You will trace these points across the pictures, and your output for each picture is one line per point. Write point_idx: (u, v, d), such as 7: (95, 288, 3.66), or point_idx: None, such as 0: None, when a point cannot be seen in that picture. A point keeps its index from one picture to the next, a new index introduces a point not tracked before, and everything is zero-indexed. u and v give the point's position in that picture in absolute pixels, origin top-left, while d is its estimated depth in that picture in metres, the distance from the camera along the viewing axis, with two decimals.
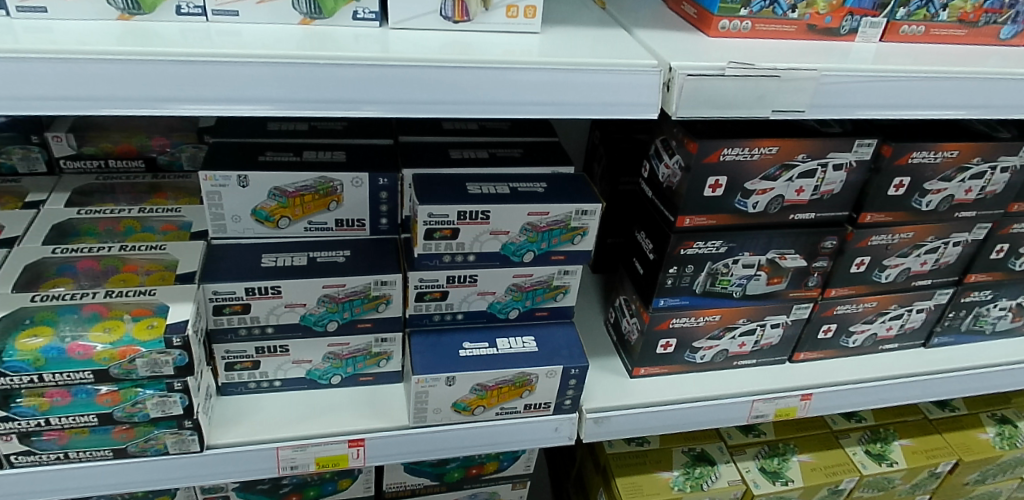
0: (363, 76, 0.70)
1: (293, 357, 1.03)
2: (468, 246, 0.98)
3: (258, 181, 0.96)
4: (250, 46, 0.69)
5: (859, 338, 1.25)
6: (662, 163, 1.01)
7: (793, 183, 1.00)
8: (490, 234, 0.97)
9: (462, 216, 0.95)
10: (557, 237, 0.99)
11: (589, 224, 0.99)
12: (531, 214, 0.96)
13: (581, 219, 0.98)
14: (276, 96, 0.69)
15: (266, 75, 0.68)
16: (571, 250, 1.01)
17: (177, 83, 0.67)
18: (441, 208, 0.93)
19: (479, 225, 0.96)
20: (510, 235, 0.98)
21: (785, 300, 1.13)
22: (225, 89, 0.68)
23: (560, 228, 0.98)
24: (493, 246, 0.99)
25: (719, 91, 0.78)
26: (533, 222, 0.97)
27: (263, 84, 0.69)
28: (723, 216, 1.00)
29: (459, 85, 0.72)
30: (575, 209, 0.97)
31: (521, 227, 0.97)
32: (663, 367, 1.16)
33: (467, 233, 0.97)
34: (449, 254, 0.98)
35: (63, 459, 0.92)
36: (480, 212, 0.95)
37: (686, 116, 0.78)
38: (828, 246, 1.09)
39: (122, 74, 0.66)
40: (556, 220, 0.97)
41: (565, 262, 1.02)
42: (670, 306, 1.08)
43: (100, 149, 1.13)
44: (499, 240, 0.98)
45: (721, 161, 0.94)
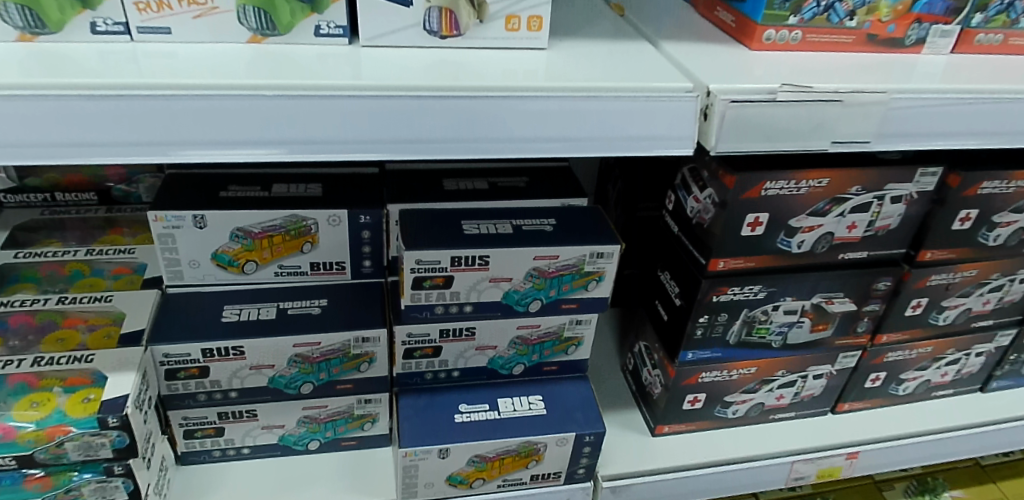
0: (324, 110, 0.55)
1: (262, 423, 0.89)
2: (464, 295, 0.83)
3: (218, 221, 0.82)
4: (182, 74, 0.55)
5: (910, 386, 1.10)
6: (691, 196, 0.86)
7: (845, 219, 0.85)
8: (489, 282, 0.83)
9: (457, 262, 0.80)
10: (568, 284, 0.85)
11: (606, 268, 0.85)
12: (537, 257, 0.82)
13: (596, 263, 0.84)
14: (214, 137, 0.55)
15: (201, 111, 0.54)
16: (585, 298, 0.87)
17: (81, 125, 0.52)
18: (432, 254, 0.79)
19: (476, 272, 0.82)
20: (512, 282, 0.83)
21: (829, 348, 0.99)
22: (149, 129, 0.54)
23: (571, 273, 0.84)
24: (493, 295, 0.84)
25: (768, 119, 0.64)
26: (539, 267, 0.83)
27: (196, 122, 0.54)
28: (763, 257, 0.85)
29: (443, 114, 0.57)
30: (589, 251, 0.82)
31: (525, 273, 0.83)
32: (690, 424, 1.02)
33: (462, 281, 0.82)
34: (441, 305, 0.83)
35: None
36: (478, 258, 0.81)
37: (728, 150, 0.64)
38: (882, 287, 0.94)
39: (12, 115, 0.51)
40: (568, 265, 0.83)
41: (578, 311, 0.88)
42: (699, 359, 0.94)
43: (44, 181, 1.01)
44: (500, 288, 0.84)
45: (763, 196, 0.79)
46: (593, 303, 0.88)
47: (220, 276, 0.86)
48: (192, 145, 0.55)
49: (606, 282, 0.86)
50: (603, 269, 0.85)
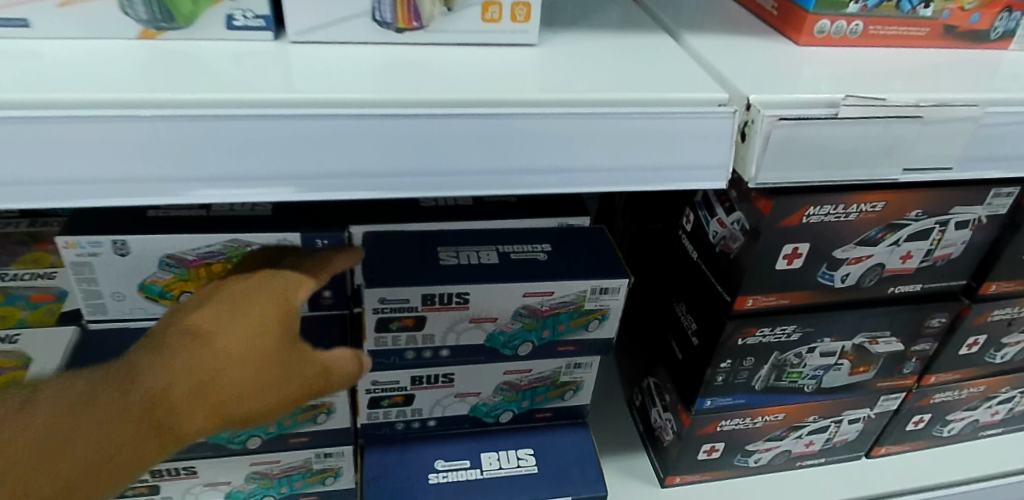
0: (232, 139, 0.43)
1: (204, 480, 0.76)
2: (439, 338, 0.69)
3: (142, 246, 0.67)
4: (41, 85, 0.42)
5: (956, 427, 0.97)
6: (714, 218, 0.71)
7: (899, 248, 0.70)
8: (469, 321, 0.69)
9: (428, 299, 0.66)
10: (565, 324, 0.71)
11: (612, 306, 0.71)
12: (527, 294, 0.68)
13: (599, 300, 0.70)
14: (88, 170, 0.42)
15: (64, 136, 0.41)
16: (585, 339, 0.73)
17: None
18: (398, 290, 0.65)
19: (453, 312, 0.68)
20: (498, 322, 0.69)
21: (870, 391, 0.85)
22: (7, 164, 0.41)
23: (569, 312, 0.70)
24: (475, 338, 0.70)
25: (823, 142, 0.49)
26: (529, 304, 0.69)
27: (59, 153, 0.41)
28: (800, 294, 0.71)
29: (420, 137, 0.45)
30: (590, 285, 0.69)
31: (513, 312, 0.69)
32: (705, 473, 0.89)
33: (436, 321, 0.68)
34: (413, 349, 0.70)
35: None
36: (455, 295, 0.67)
37: (771, 182, 0.50)
38: (935, 324, 0.80)
39: None
40: (565, 302, 0.69)
41: (576, 354, 0.74)
42: (718, 407, 0.80)
43: None
44: (483, 329, 0.70)
45: (805, 223, 0.65)
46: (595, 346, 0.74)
47: (149, 311, 0.72)
48: (65, 181, 0.42)
49: (610, 321, 0.72)
50: (607, 307, 0.71)
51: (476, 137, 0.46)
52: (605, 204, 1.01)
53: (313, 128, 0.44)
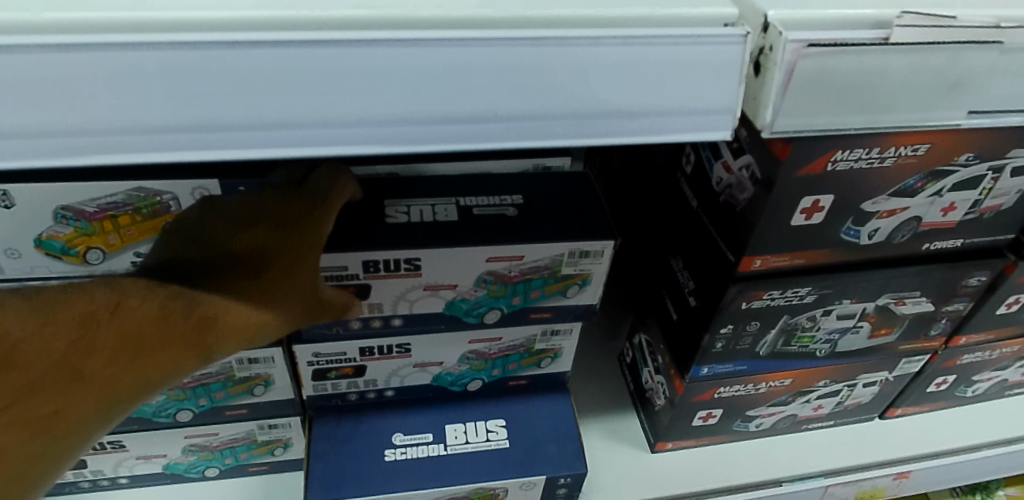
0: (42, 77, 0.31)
1: (136, 453, 0.68)
2: (390, 307, 0.59)
3: (28, 197, 0.57)
4: None
5: (982, 387, 0.87)
6: (718, 162, 0.59)
7: (940, 199, 0.58)
8: (424, 290, 0.58)
9: (370, 268, 0.56)
10: (539, 291, 0.61)
11: (595, 270, 0.60)
12: (491, 260, 0.57)
13: (579, 265, 0.59)
14: None
15: None
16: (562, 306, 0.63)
17: None
18: (330, 258, 0.54)
19: (403, 279, 0.57)
20: (459, 290, 0.59)
21: (890, 354, 0.75)
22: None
23: (543, 279, 0.60)
24: (431, 306, 0.60)
25: (865, 75, 0.37)
26: (495, 271, 0.58)
27: None
28: (818, 252, 0.60)
29: (306, 74, 0.33)
30: (567, 249, 0.58)
31: (476, 279, 0.58)
32: (701, 439, 0.80)
33: (383, 290, 0.58)
34: (359, 319, 0.60)
35: None
36: (403, 261, 0.56)
37: (789, 129, 0.38)
38: (973, 283, 0.69)
39: None
40: (538, 268, 0.59)
41: (553, 320, 0.64)
42: (717, 374, 0.70)
43: None
44: (441, 298, 0.59)
45: (829, 172, 0.53)
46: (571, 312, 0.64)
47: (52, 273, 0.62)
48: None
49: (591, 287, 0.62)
50: (589, 273, 0.60)
51: (395, 74, 0.34)
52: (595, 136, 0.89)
53: (141, 63, 0.32)
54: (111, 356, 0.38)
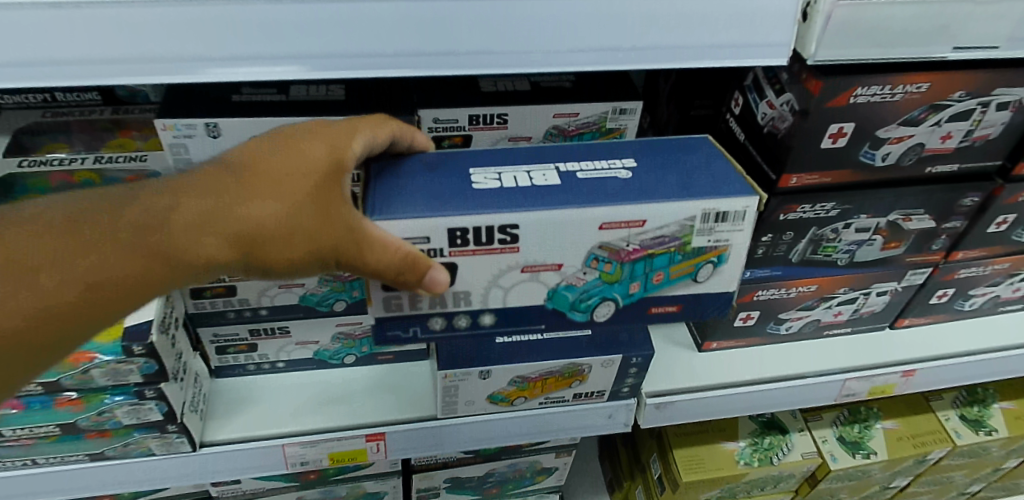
0: None
1: (296, 339, 0.86)
2: (484, 293, 0.64)
3: (232, 129, 0.73)
4: None
5: (978, 302, 1.03)
6: (763, 100, 0.75)
7: (940, 128, 0.74)
8: (522, 272, 0.64)
9: (454, 243, 0.60)
10: (663, 272, 0.65)
11: (723, 236, 0.64)
12: (605, 227, 0.61)
13: (715, 234, 0.64)
14: (252, 51, 0.52)
15: (215, 19, 0.51)
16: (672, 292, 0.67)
17: (108, 39, 0.50)
18: (409, 230, 0.58)
19: (500, 255, 0.62)
20: (562, 271, 0.64)
21: (899, 266, 0.91)
22: (155, 43, 0.51)
23: (667, 254, 0.64)
24: (537, 289, 0.65)
25: (882, 21, 0.53)
26: (611, 244, 0.63)
27: (214, 34, 0.51)
28: (843, 172, 0.76)
29: None
30: (700, 211, 0.62)
31: (586, 260, 0.64)
32: (740, 340, 0.98)
33: (470, 270, 0.62)
34: (456, 303, 0.65)
35: (31, 464, 0.79)
36: (491, 236, 0.60)
37: (829, 58, 0.55)
38: (968, 203, 0.85)
39: (31, 26, 0.49)
40: (661, 240, 0.63)
41: (679, 315, 0.69)
42: (757, 278, 0.87)
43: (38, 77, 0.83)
44: (542, 284, 0.65)
45: (852, 103, 0.69)
46: (706, 295, 0.69)
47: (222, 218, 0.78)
48: (208, 59, 0.52)
49: (730, 262, 0.67)
50: (729, 246, 0.65)
51: None
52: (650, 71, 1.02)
53: None
54: (45, 275, 0.51)
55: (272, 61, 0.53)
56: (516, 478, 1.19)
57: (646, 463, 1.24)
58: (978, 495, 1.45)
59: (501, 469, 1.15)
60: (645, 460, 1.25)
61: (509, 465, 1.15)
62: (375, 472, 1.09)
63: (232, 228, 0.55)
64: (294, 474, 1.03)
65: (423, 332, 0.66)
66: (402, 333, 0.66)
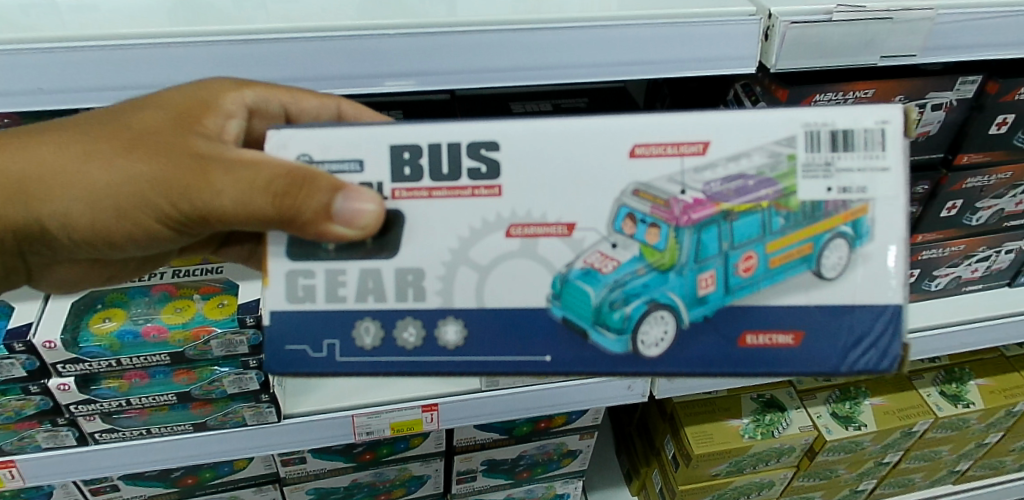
0: (427, 45, 0.67)
1: None
2: (446, 270, 0.61)
3: None
4: (290, 16, 0.66)
5: (943, 282, 1.19)
6: (743, 110, 0.93)
7: None
8: (508, 238, 0.61)
9: (399, 175, 0.60)
10: (755, 250, 0.61)
11: (836, 177, 0.60)
12: (639, 149, 0.60)
13: (836, 174, 0.60)
14: (344, 71, 0.67)
15: (304, 50, 0.65)
16: (782, 304, 0.63)
17: (224, 66, 0.65)
18: (343, 150, 0.59)
19: (466, 199, 0.60)
20: (570, 238, 0.61)
21: None
22: (261, 70, 0.66)
23: (755, 213, 0.60)
24: (540, 271, 0.61)
25: (824, 38, 0.72)
26: (655, 190, 0.60)
27: (304, 60, 0.66)
28: None
29: (547, 44, 0.68)
30: (803, 130, 0.60)
31: (619, 217, 0.60)
32: None
33: (432, 221, 0.60)
34: (413, 292, 0.61)
35: (145, 434, 0.94)
36: (455, 166, 0.60)
37: (787, 66, 0.73)
38: (920, 190, 1.02)
39: (165, 59, 0.64)
40: (740, 184, 0.60)
41: (798, 349, 0.63)
42: None
43: None
44: (540, 259, 0.61)
45: (813, 108, 0.87)
46: (852, 308, 0.63)
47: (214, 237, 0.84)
48: (299, 80, 0.67)
49: (871, 238, 0.62)
50: (870, 202, 0.61)
51: (588, 42, 0.68)
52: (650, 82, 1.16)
53: (472, 39, 0.67)
54: None
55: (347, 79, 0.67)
56: (545, 460, 1.32)
57: (661, 446, 1.38)
58: (966, 472, 1.59)
59: (532, 451, 1.29)
60: (660, 444, 1.38)
61: (538, 448, 1.29)
62: (421, 454, 1.23)
63: (50, 174, 0.64)
64: (352, 454, 1.17)
65: (343, 350, 0.62)
66: (311, 353, 0.62)
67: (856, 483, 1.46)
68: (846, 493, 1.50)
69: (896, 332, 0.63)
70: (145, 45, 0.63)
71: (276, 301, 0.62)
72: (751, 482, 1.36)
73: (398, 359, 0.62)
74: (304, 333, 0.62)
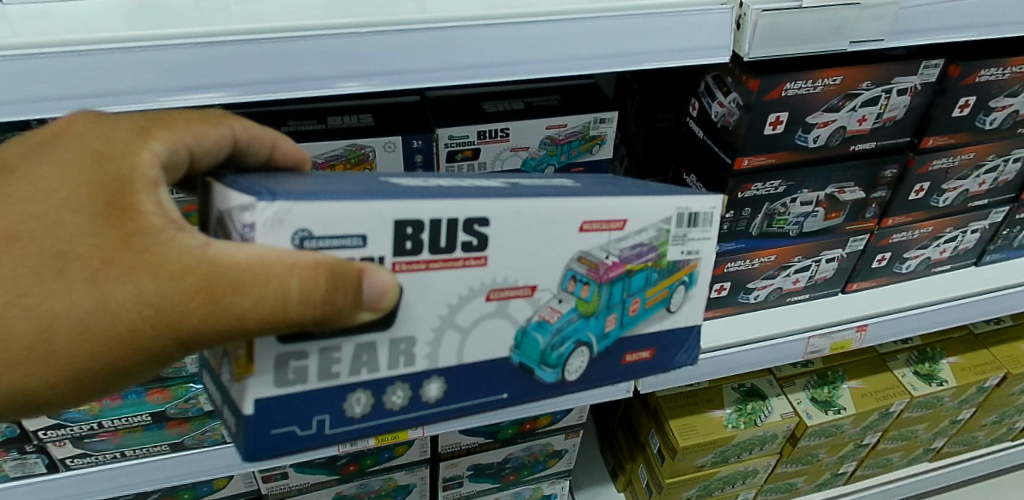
0: (403, 43, 0.65)
1: None
2: (433, 335, 0.58)
3: None
4: (260, 17, 0.65)
5: (912, 264, 1.21)
6: (715, 101, 0.94)
7: (856, 113, 0.93)
8: (488, 301, 0.59)
9: (400, 250, 0.53)
10: (641, 299, 0.65)
11: (690, 243, 0.66)
12: (587, 224, 0.59)
13: (687, 241, 0.66)
14: (318, 72, 0.65)
15: (272, 52, 0.63)
16: (647, 330, 0.69)
17: (208, 70, 0.63)
18: (346, 224, 0.51)
19: (456, 271, 0.56)
20: (533, 298, 0.60)
21: (841, 234, 1.09)
22: (233, 74, 0.64)
23: (645, 270, 0.64)
24: (504, 329, 0.61)
25: (796, 25, 0.73)
26: (590, 255, 0.60)
27: (277, 64, 0.64)
28: (783, 154, 0.94)
29: (523, 40, 0.68)
30: (675, 211, 0.64)
31: (564, 280, 0.60)
32: (718, 311, 1.11)
33: (423, 293, 0.56)
34: (403, 357, 0.58)
35: (120, 457, 0.91)
36: (452, 239, 0.54)
37: (760, 55, 0.73)
38: (888, 175, 1.04)
39: (145, 65, 0.62)
40: (640, 250, 0.63)
41: (648, 362, 0.71)
42: (727, 250, 1.03)
43: None
44: (511, 318, 0.60)
45: (784, 96, 0.88)
46: (677, 329, 0.71)
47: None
48: (272, 82, 0.65)
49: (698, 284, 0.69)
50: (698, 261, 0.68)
51: (563, 37, 0.68)
52: (620, 75, 1.16)
53: (449, 36, 0.66)
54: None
55: (322, 82, 0.66)
56: (531, 462, 1.31)
57: (645, 441, 1.38)
58: (941, 449, 1.63)
59: (518, 454, 1.28)
60: (645, 438, 1.38)
61: (524, 450, 1.28)
62: (406, 463, 1.21)
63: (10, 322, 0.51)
64: (335, 467, 1.15)
65: (334, 424, 0.59)
66: (298, 431, 0.58)
67: (836, 467, 1.48)
68: (828, 477, 1.52)
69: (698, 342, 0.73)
70: (106, 50, 0.61)
71: (260, 389, 0.55)
72: (735, 472, 1.37)
73: (382, 422, 0.61)
74: (293, 413, 0.57)
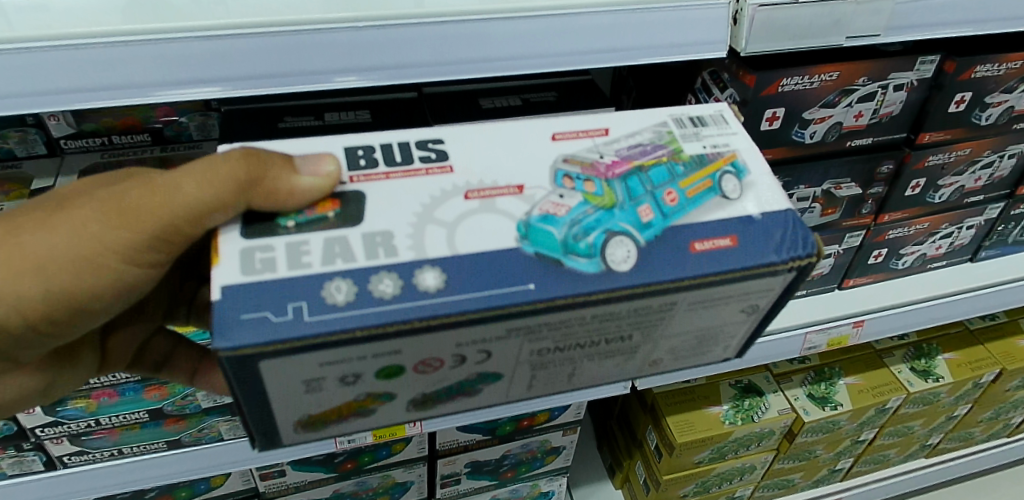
0: (402, 38, 0.65)
1: None
2: (414, 228, 0.56)
3: None
4: (257, 10, 0.65)
5: (909, 260, 1.21)
6: (712, 97, 0.94)
7: (853, 109, 0.93)
8: (468, 200, 0.57)
9: (355, 165, 0.60)
10: (673, 188, 0.59)
11: (712, 137, 0.63)
12: (559, 136, 0.63)
13: (705, 137, 0.63)
14: (317, 66, 0.65)
15: (269, 45, 0.63)
16: (712, 219, 0.58)
17: (206, 63, 0.63)
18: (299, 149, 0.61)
19: (419, 175, 0.59)
20: (524, 195, 0.58)
21: (837, 230, 1.10)
22: (231, 67, 0.64)
23: (662, 165, 0.60)
24: (501, 220, 0.56)
25: (793, 19, 0.73)
26: (578, 157, 0.61)
27: (277, 58, 0.64)
28: (780, 149, 0.94)
29: (522, 35, 0.68)
30: (670, 117, 0.64)
31: (557, 178, 0.59)
32: None
33: (388, 197, 0.57)
34: (382, 246, 0.54)
35: (117, 454, 0.91)
36: (408, 154, 0.61)
37: (757, 50, 0.73)
38: (885, 171, 1.04)
39: (141, 58, 0.61)
40: (643, 148, 0.61)
41: (744, 250, 0.56)
42: None
43: (101, 125, 0.90)
44: (502, 214, 0.57)
45: (781, 92, 0.88)
46: (759, 216, 0.59)
47: (142, 331, 0.83)
48: (271, 76, 0.65)
49: (752, 172, 0.61)
50: (737, 151, 0.62)
51: (562, 31, 0.68)
52: (615, 72, 1.16)
53: (447, 30, 0.66)
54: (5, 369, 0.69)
55: (321, 75, 0.66)
56: (529, 459, 1.31)
57: (643, 437, 1.38)
58: (937, 446, 1.63)
59: (515, 451, 1.28)
60: (642, 435, 1.38)
61: (522, 446, 1.28)
62: (404, 460, 1.21)
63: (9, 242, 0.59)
64: (333, 464, 1.15)
65: (313, 312, 0.51)
66: (271, 319, 0.51)
67: (834, 463, 1.49)
68: (825, 473, 1.53)
69: (804, 226, 0.58)
70: (99, 43, 0.60)
71: (228, 276, 0.53)
72: (733, 468, 1.37)
73: (373, 312, 0.51)
74: (263, 300, 0.52)
